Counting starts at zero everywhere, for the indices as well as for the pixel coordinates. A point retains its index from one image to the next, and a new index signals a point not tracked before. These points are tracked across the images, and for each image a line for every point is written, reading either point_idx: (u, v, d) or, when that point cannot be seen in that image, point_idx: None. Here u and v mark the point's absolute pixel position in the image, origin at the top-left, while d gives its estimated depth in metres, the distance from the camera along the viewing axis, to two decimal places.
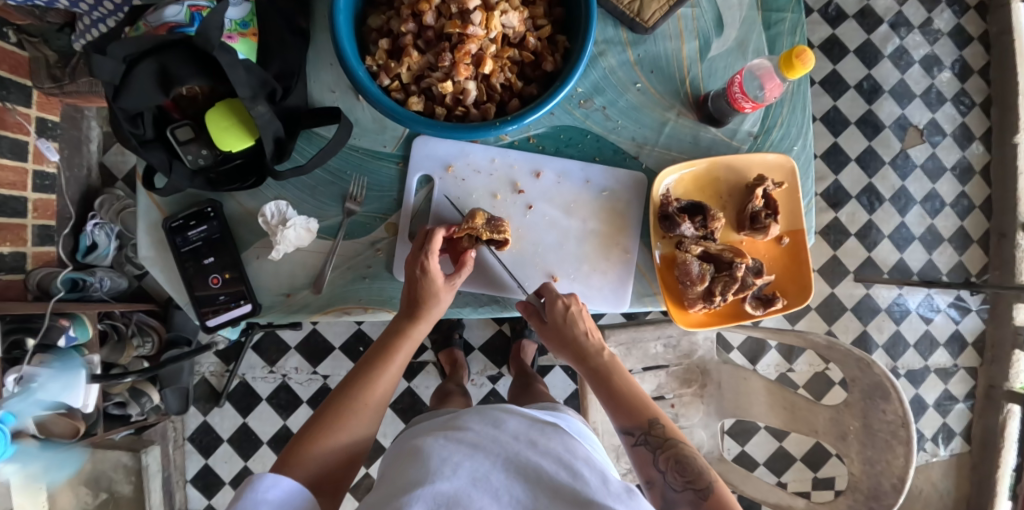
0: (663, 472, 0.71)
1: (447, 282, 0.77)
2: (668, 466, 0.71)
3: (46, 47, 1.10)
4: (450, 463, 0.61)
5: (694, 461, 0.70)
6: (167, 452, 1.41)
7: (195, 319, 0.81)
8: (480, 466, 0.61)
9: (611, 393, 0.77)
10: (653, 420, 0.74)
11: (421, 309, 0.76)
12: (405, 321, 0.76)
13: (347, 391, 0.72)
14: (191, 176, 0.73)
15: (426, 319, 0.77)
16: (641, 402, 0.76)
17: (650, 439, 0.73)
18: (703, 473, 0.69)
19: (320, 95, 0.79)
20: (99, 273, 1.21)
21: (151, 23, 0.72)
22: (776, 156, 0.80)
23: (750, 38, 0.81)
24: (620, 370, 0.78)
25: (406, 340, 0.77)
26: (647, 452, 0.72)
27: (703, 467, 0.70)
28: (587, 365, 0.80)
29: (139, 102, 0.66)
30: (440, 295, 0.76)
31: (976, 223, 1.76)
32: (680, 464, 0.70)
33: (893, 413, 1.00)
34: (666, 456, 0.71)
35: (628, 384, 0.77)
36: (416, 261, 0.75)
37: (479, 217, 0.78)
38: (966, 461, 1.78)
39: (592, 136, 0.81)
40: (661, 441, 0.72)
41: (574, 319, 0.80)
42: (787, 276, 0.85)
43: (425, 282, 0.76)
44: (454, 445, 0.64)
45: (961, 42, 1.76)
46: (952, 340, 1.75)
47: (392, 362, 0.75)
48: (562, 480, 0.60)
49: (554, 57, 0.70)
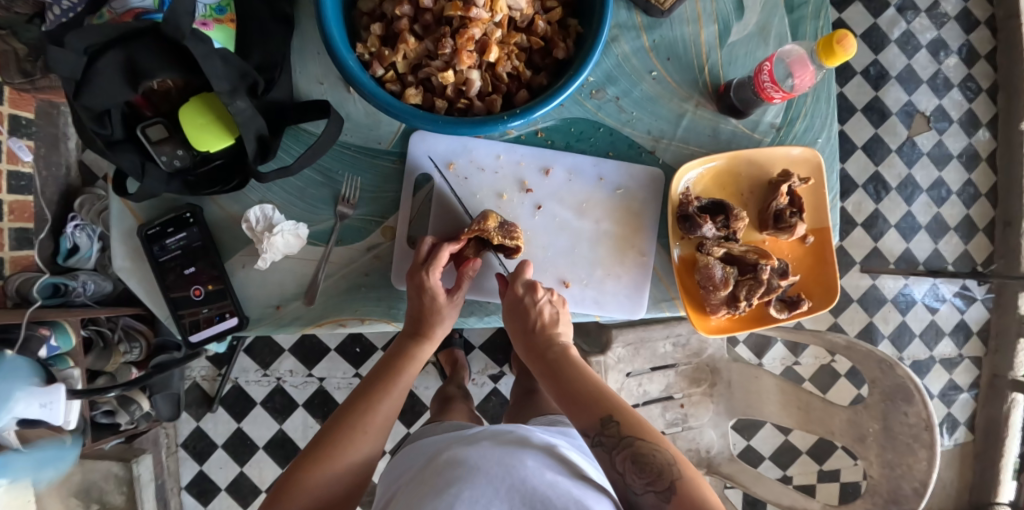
0: (622, 473, 0.62)
1: (450, 298, 0.73)
2: (627, 466, 0.62)
3: (15, 40, 0.97)
4: (448, 497, 0.55)
5: (654, 459, 0.61)
6: (160, 460, 1.35)
7: (178, 333, 0.75)
8: (482, 498, 0.55)
9: (563, 388, 0.69)
10: (609, 417, 0.64)
11: (426, 328, 0.72)
12: (410, 342, 0.72)
13: (344, 418, 0.67)
14: (167, 179, 0.67)
15: (431, 339, 0.73)
16: (598, 397, 0.67)
17: (606, 439, 0.64)
18: (665, 474, 0.60)
19: (307, 87, 0.72)
20: (81, 276, 1.13)
21: (116, 10, 0.65)
22: (802, 150, 0.75)
23: (772, 22, 0.75)
24: (579, 363, 0.70)
25: (410, 361, 0.72)
26: (605, 453, 0.63)
27: (667, 465, 0.61)
28: (546, 359, 0.72)
29: (103, 96, 0.59)
30: (445, 313, 0.72)
31: (982, 212, 1.72)
32: (638, 464, 0.61)
33: (916, 416, 0.96)
34: (622, 456, 0.62)
35: (586, 376, 0.69)
36: (417, 276, 0.70)
37: (493, 218, 0.72)
38: (970, 452, 1.75)
39: (605, 129, 0.75)
40: (617, 441, 0.63)
41: (527, 309, 0.72)
42: (813, 277, 0.80)
43: (429, 299, 0.71)
44: (458, 474, 0.58)
45: (967, 26, 1.71)
46: (957, 329, 1.72)
47: (396, 387, 0.70)
48: None
49: (566, 42, 0.64)
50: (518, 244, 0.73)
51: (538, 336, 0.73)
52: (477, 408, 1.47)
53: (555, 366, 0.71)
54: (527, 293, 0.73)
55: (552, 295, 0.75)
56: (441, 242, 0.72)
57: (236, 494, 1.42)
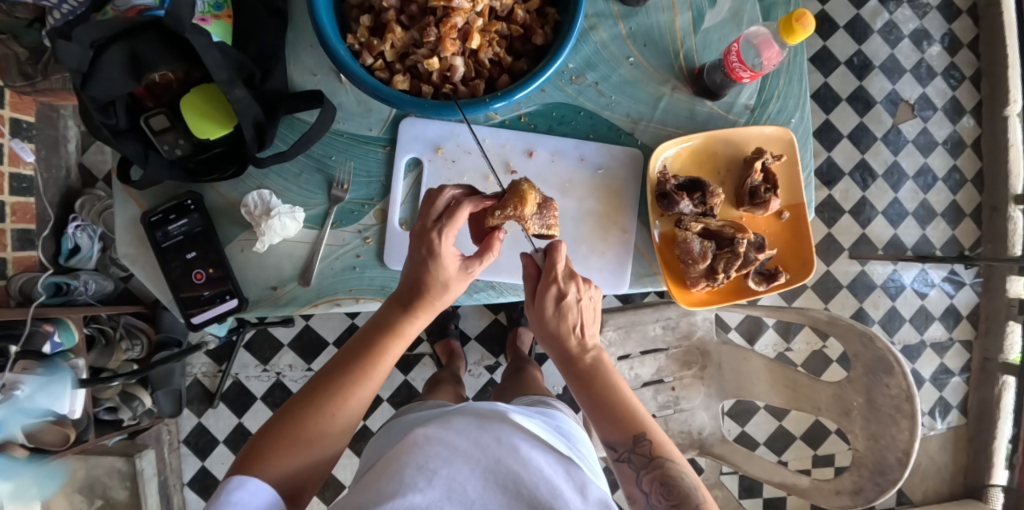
0: (647, 493, 0.68)
1: (461, 267, 0.71)
2: (653, 487, 0.68)
3: (16, 43, 1.01)
4: (424, 473, 0.56)
5: (681, 483, 0.67)
6: (162, 455, 1.39)
7: (181, 318, 0.78)
8: (458, 475, 0.57)
9: (596, 399, 0.72)
10: (641, 436, 0.70)
11: (421, 298, 0.71)
12: (402, 309, 0.71)
13: (334, 383, 0.67)
14: (169, 166, 0.70)
15: (427, 310, 0.72)
16: (630, 414, 0.71)
17: (636, 457, 0.69)
18: (690, 498, 0.66)
19: (301, 78, 0.75)
20: (83, 276, 1.18)
21: (119, 7, 0.69)
22: (775, 129, 0.79)
23: (745, 8, 0.78)
24: (611, 373, 0.74)
25: (403, 329, 0.71)
26: (632, 469, 0.69)
27: (692, 491, 0.66)
28: (577, 364, 0.75)
29: (109, 88, 0.63)
30: (446, 282, 0.71)
31: (968, 197, 1.75)
32: (666, 486, 0.67)
33: (897, 388, 0.99)
34: (651, 476, 0.68)
35: (618, 390, 0.73)
36: (426, 239, 0.69)
37: (530, 204, 0.70)
38: (963, 434, 1.78)
39: (586, 113, 0.78)
40: (648, 462, 0.69)
41: (567, 317, 0.74)
42: (789, 250, 0.83)
43: (433, 267, 0.70)
44: (435, 450, 0.60)
45: (949, 16, 1.75)
46: (947, 313, 1.75)
47: (388, 350, 0.70)
48: (542, 492, 0.56)
49: (544, 29, 0.67)
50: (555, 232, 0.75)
51: (573, 343, 0.74)
52: (475, 398, 1.51)
53: (586, 372, 0.74)
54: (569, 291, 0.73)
55: (591, 293, 0.76)
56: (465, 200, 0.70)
57: None
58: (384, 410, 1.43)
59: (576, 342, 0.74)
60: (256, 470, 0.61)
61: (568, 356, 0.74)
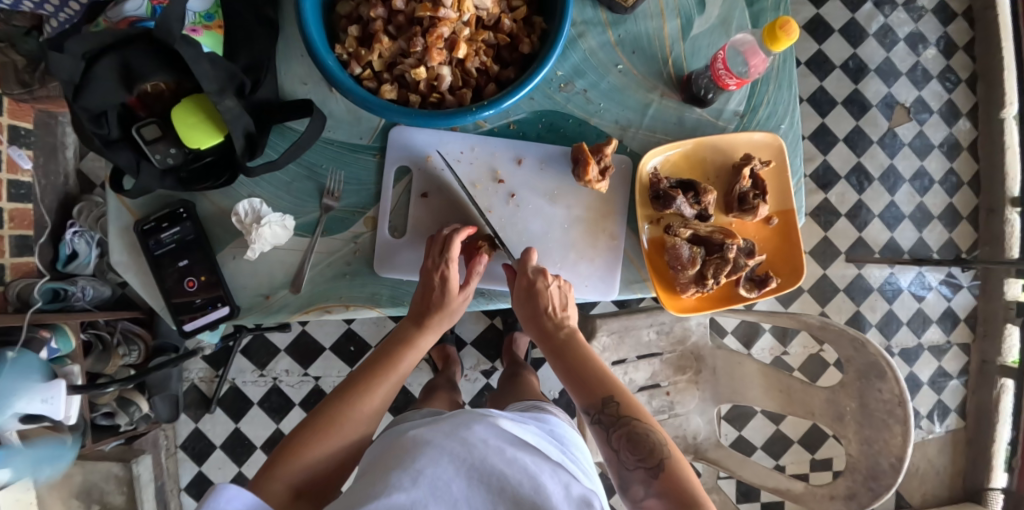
0: (616, 450, 0.70)
1: (462, 293, 0.76)
2: (622, 443, 0.70)
3: (13, 51, 1.02)
4: (410, 473, 0.57)
5: (648, 439, 0.69)
6: (159, 461, 1.39)
7: (173, 325, 0.79)
8: (443, 474, 0.58)
9: (569, 369, 0.75)
10: (610, 397, 0.72)
11: (430, 319, 0.75)
12: (414, 328, 0.75)
13: (344, 396, 0.70)
14: (160, 175, 0.72)
15: (433, 328, 0.76)
16: (600, 379, 0.74)
17: (605, 417, 0.72)
18: (656, 452, 0.68)
19: (292, 87, 0.76)
20: (81, 282, 1.17)
21: (112, 18, 0.71)
22: (764, 135, 0.79)
23: (733, 15, 0.79)
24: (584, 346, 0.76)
25: (411, 348, 0.75)
26: (603, 430, 0.72)
27: (658, 445, 0.69)
28: (554, 340, 0.77)
29: (100, 98, 0.64)
30: (453, 307, 0.75)
31: (965, 200, 1.75)
32: (633, 443, 0.70)
33: (889, 393, 0.99)
34: (619, 433, 0.71)
35: (590, 360, 0.75)
36: (434, 269, 0.74)
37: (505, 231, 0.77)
38: (961, 437, 1.78)
39: (575, 120, 0.79)
40: (615, 420, 0.71)
41: (541, 298, 0.76)
42: (779, 256, 0.83)
43: (440, 293, 0.74)
44: (422, 452, 0.60)
45: (945, 19, 1.75)
46: (945, 316, 1.75)
47: (394, 372, 0.73)
48: (524, 490, 0.57)
49: (530, 38, 0.68)
50: (603, 183, 0.77)
51: (548, 321, 0.77)
52: (471, 403, 1.51)
53: (561, 346, 0.77)
54: (538, 278, 0.76)
55: (559, 281, 0.78)
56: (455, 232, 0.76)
57: None
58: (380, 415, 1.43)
59: (549, 320, 0.77)
60: (265, 485, 0.62)
61: (544, 332, 0.78)
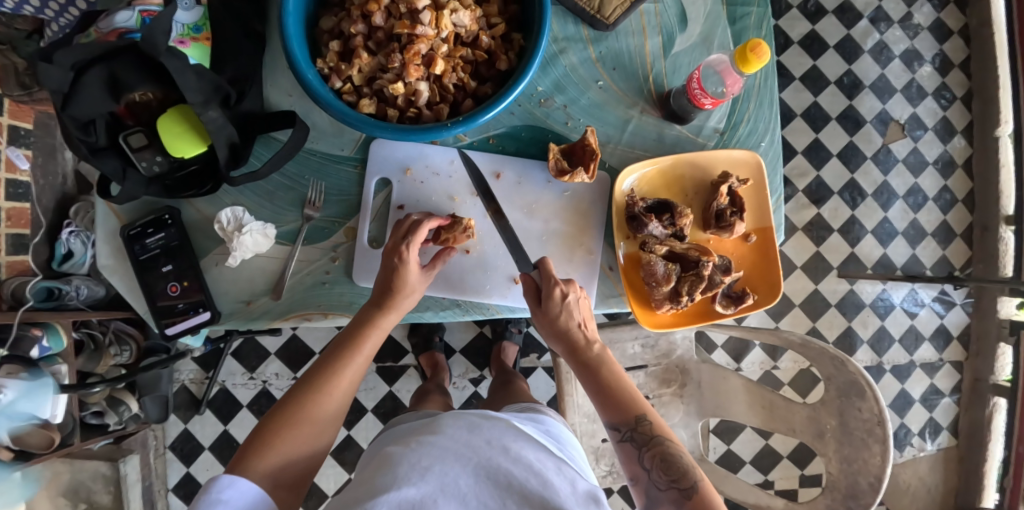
0: (648, 470, 0.70)
1: (424, 275, 0.76)
2: (654, 463, 0.70)
3: (14, 54, 1.04)
4: (417, 469, 0.57)
5: (680, 460, 0.69)
6: (147, 461, 1.40)
7: (157, 329, 0.80)
8: (451, 471, 0.57)
9: (601, 385, 0.75)
10: (642, 416, 0.73)
11: (393, 300, 0.73)
12: (375, 310, 0.73)
13: (310, 382, 0.68)
14: (146, 183, 0.73)
15: (397, 310, 0.74)
16: (630, 398, 0.74)
17: (637, 435, 0.72)
18: (688, 474, 0.68)
19: (277, 99, 0.78)
20: (76, 281, 1.12)
21: (102, 29, 0.74)
22: (741, 153, 0.80)
23: (715, 32, 0.80)
24: (615, 364, 0.76)
25: (375, 330, 0.73)
26: (633, 448, 0.72)
27: (689, 468, 0.69)
28: (583, 356, 0.77)
29: (87, 107, 0.66)
30: (414, 286, 0.75)
31: (959, 218, 1.76)
32: (666, 464, 0.70)
33: (869, 412, 0.99)
34: (652, 453, 0.70)
35: (620, 378, 0.75)
36: (396, 250, 0.74)
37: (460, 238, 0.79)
38: (953, 455, 1.76)
39: (553, 135, 0.80)
40: (648, 439, 0.71)
41: (569, 310, 0.76)
42: (757, 273, 0.84)
43: (401, 275, 0.74)
44: (426, 450, 0.60)
45: (940, 36, 1.76)
46: (937, 334, 1.75)
47: (359, 354, 0.71)
48: (532, 485, 0.57)
49: (508, 55, 0.69)
50: (589, 175, 0.77)
51: (576, 336, 0.77)
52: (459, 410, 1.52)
53: (592, 363, 0.76)
54: (565, 291, 0.76)
55: (583, 294, 0.79)
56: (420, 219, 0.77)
57: None
58: (368, 421, 1.43)
59: (579, 335, 0.77)
60: (242, 474, 0.61)
61: (573, 346, 0.77)
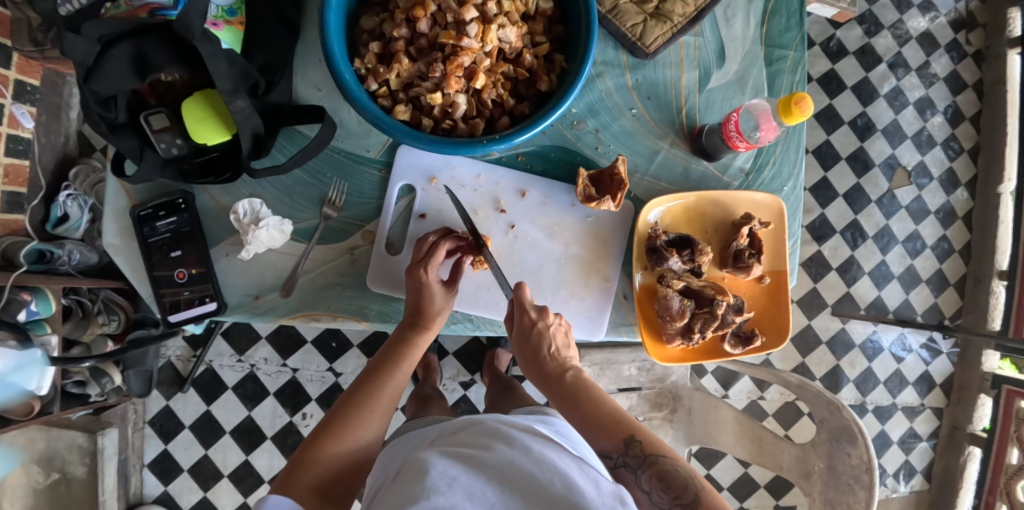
0: (647, 492, 0.64)
1: (447, 290, 0.77)
2: (653, 485, 0.64)
3: (29, 9, 1.01)
4: (445, 477, 0.54)
5: (677, 475, 0.64)
6: (126, 434, 1.37)
7: (157, 313, 0.78)
8: (477, 480, 0.54)
9: (580, 413, 0.71)
10: (631, 438, 0.67)
11: (426, 318, 0.75)
12: (410, 330, 0.75)
13: (351, 403, 0.70)
14: (163, 165, 0.71)
15: (430, 330, 0.76)
16: (616, 420, 0.69)
17: (630, 459, 0.66)
18: (689, 487, 0.63)
19: (306, 91, 0.76)
20: (68, 245, 1.07)
21: (133, 3, 0.71)
22: (764, 197, 0.80)
23: (751, 73, 0.80)
24: (593, 388, 0.73)
25: (410, 351, 0.74)
26: (630, 474, 0.65)
27: (689, 480, 0.63)
28: (559, 385, 0.74)
29: (110, 83, 0.64)
30: (442, 304, 0.76)
31: (954, 268, 1.78)
32: (665, 481, 0.64)
33: (858, 458, 0.99)
34: (649, 474, 0.64)
35: (602, 401, 0.72)
36: (415, 273, 0.74)
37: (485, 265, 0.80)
38: (924, 499, 1.78)
39: (582, 158, 0.80)
40: (642, 459, 0.65)
41: (541, 335, 0.76)
42: (767, 315, 0.84)
43: (427, 296, 0.75)
44: (451, 460, 0.57)
45: (955, 88, 1.77)
46: (921, 380, 1.77)
47: (397, 372, 0.74)
48: (557, 488, 0.53)
49: (549, 76, 0.68)
50: (616, 203, 0.77)
51: (550, 363, 0.75)
52: None
53: (569, 392, 0.73)
54: (538, 317, 0.76)
55: (561, 320, 0.79)
56: (441, 239, 0.77)
57: (199, 477, 1.44)
58: None
59: (550, 364, 0.75)
60: (288, 489, 0.61)
61: (545, 375, 0.75)
